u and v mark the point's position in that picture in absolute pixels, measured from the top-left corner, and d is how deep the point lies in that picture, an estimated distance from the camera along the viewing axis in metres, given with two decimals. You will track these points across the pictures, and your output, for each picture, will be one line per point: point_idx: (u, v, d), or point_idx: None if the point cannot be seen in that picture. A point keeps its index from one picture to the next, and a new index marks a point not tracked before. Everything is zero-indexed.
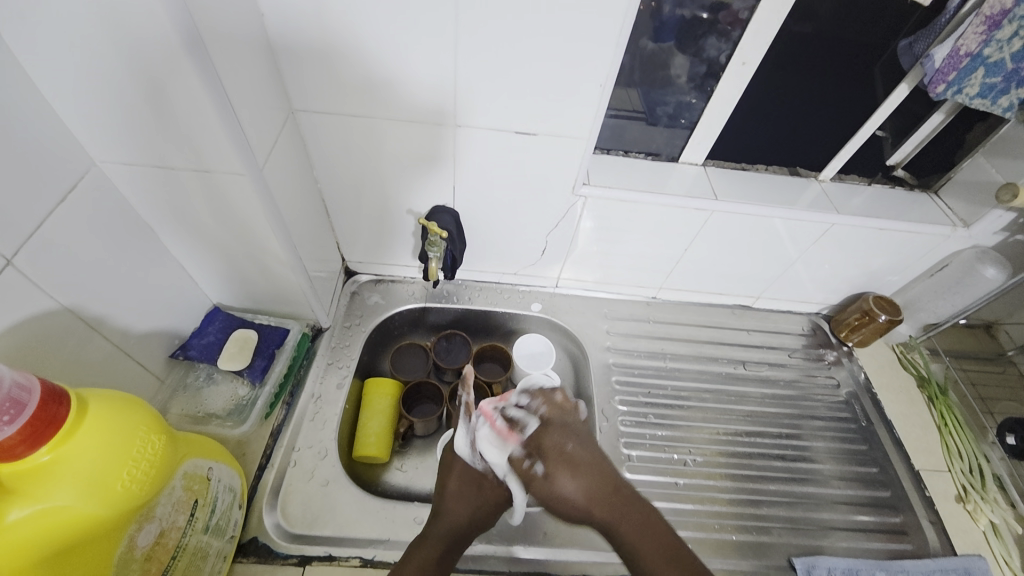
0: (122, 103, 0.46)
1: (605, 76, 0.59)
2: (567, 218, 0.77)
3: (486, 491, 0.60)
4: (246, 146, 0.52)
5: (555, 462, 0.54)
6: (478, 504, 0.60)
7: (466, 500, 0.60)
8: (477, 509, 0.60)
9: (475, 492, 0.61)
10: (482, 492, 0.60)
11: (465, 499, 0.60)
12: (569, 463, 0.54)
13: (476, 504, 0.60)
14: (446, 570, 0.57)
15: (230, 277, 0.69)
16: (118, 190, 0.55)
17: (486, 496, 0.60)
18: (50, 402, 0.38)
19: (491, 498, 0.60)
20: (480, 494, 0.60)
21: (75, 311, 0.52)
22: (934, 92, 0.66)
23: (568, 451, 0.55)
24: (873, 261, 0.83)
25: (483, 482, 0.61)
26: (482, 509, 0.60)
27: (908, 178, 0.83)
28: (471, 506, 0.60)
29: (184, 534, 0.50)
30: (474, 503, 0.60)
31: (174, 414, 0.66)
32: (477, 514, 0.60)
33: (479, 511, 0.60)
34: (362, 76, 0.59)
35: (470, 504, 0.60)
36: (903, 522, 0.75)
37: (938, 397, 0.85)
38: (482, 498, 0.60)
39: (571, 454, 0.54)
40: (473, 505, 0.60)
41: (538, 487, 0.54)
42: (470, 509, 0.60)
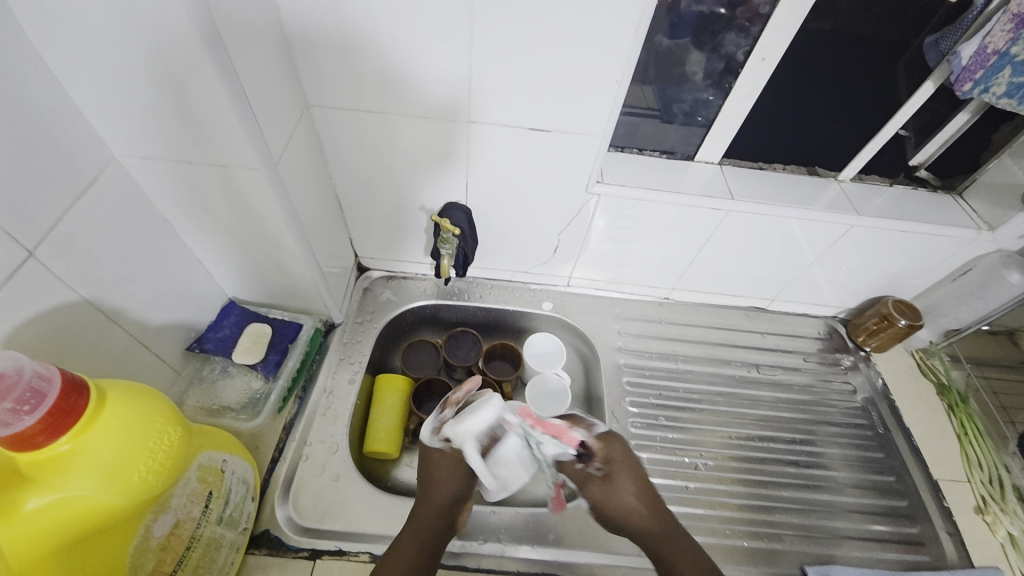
0: (142, 98, 0.47)
1: (621, 74, 0.58)
2: (580, 217, 0.77)
3: (456, 464, 0.62)
4: (262, 142, 0.52)
5: (619, 469, 0.63)
6: (455, 481, 0.61)
7: (442, 479, 0.61)
8: (454, 482, 0.61)
9: (448, 468, 0.62)
10: (454, 467, 0.62)
11: (441, 478, 0.62)
12: (629, 473, 0.64)
13: (453, 480, 0.61)
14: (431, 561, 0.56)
15: (245, 271, 0.69)
16: (136, 183, 0.55)
17: (460, 471, 0.62)
18: (70, 393, 0.39)
19: (462, 468, 0.62)
20: (452, 471, 0.62)
21: (94, 303, 0.53)
22: (960, 89, 0.64)
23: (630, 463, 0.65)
24: (893, 264, 0.81)
25: (451, 456, 0.62)
26: (461, 485, 0.61)
27: (930, 179, 0.81)
28: (448, 485, 0.61)
29: (198, 525, 0.50)
30: (450, 480, 0.61)
31: (190, 406, 0.67)
32: (457, 492, 0.61)
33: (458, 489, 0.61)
34: (377, 71, 0.59)
35: (447, 482, 0.61)
36: (919, 532, 0.73)
37: (958, 405, 0.84)
38: (455, 473, 0.62)
39: (634, 466, 0.64)
40: (450, 483, 0.61)
41: (595, 487, 0.63)
42: (448, 487, 0.61)
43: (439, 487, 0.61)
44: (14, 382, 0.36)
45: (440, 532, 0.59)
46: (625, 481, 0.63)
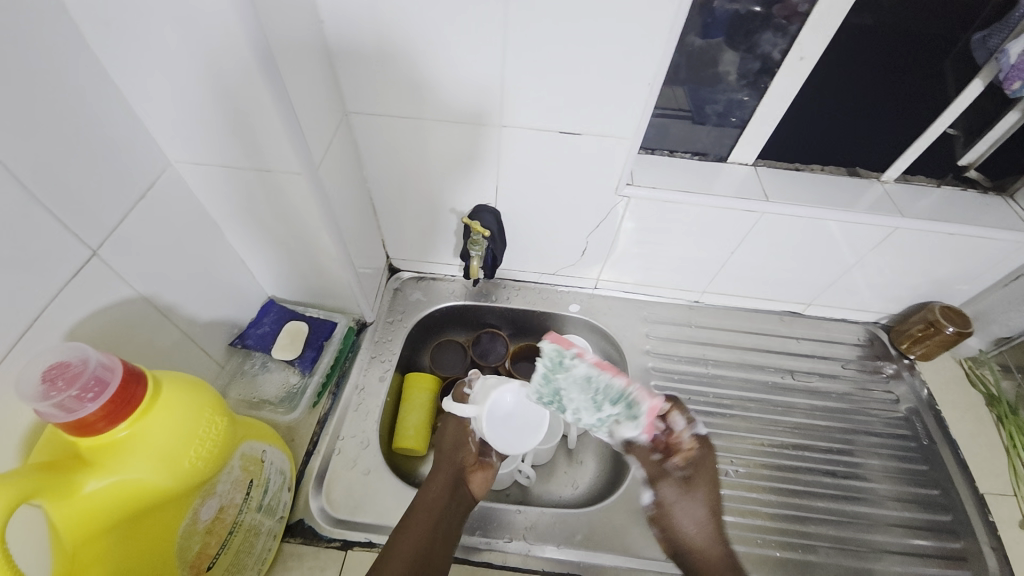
0: (196, 109, 0.50)
1: (653, 76, 0.58)
2: (609, 219, 0.77)
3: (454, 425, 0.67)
4: (305, 147, 0.55)
5: (699, 478, 0.63)
6: (457, 443, 0.66)
7: (446, 446, 0.66)
8: (455, 444, 0.66)
9: (450, 431, 0.67)
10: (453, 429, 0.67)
11: (445, 444, 0.66)
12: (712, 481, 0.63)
13: (456, 444, 0.66)
14: (444, 534, 0.58)
15: (285, 270, 0.72)
16: (188, 187, 0.59)
17: (458, 431, 0.66)
18: (129, 382, 0.42)
19: (461, 424, 0.67)
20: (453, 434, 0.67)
21: (150, 299, 0.56)
22: (1009, 88, 0.61)
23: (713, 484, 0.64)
24: (939, 268, 0.78)
25: (450, 421, 0.69)
26: (463, 446, 0.65)
27: (981, 180, 0.77)
28: (453, 450, 0.65)
29: (241, 511, 0.53)
30: (452, 445, 0.66)
31: (232, 399, 0.70)
32: (460, 456, 0.65)
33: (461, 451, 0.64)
34: (411, 76, 0.61)
35: (451, 449, 0.65)
36: (963, 547, 0.70)
37: (1008, 416, 0.79)
38: (457, 433, 0.66)
39: (714, 481, 0.63)
40: (453, 446, 0.66)
41: (669, 485, 0.62)
42: (451, 452, 0.65)
43: (444, 455, 0.65)
44: (80, 371, 0.39)
45: (451, 497, 0.61)
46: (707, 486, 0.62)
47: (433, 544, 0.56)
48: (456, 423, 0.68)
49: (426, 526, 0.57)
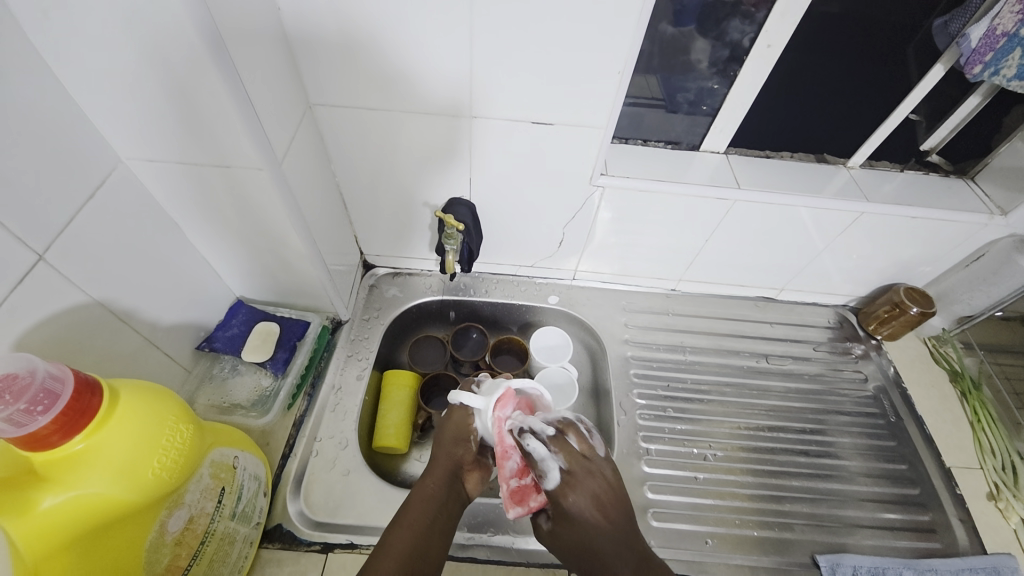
0: (146, 103, 0.47)
1: (623, 63, 0.58)
2: (584, 210, 0.76)
3: (458, 416, 0.61)
4: (265, 142, 0.52)
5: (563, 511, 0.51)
6: (459, 436, 0.60)
7: (444, 440, 0.61)
8: (457, 438, 0.60)
9: (452, 424, 0.62)
10: (457, 420, 0.61)
11: (445, 437, 0.61)
12: (585, 479, 0.51)
13: (456, 439, 0.60)
14: (440, 527, 0.53)
15: (253, 270, 0.70)
16: (143, 185, 0.56)
17: (462, 423, 0.61)
18: (83, 392, 0.40)
19: (466, 417, 0.61)
20: (455, 426, 0.61)
21: (105, 304, 0.53)
22: (970, 72, 0.63)
23: (588, 478, 0.51)
24: (903, 250, 0.80)
25: (454, 411, 0.63)
26: (466, 440, 0.60)
27: (942, 164, 0.79)
28: (452, 444, 0.60)
29: (213, 520, 0.51)
30: (451, 439, 0.60)
31: (201, 405, 0.68)
32: (460, 451, 0.60)
33: (461, 444, 0.59)
34: (378, 66, 0.59)
35: (449, 442, 0.60)
36: (931, 519, 0.73)
37: (972, 391, 0.82)
38: (461, 426, 0.61)
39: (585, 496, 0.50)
40: (454, 440, 0.60)
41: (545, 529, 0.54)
42: (450, 446, 0.60)
43: (440, 448, 0.60)
44: (28, 382, 0.37)
45: (447, 492, 0.56)
46: (568, 496, 0.50)
47: (429, 540, 0.52)
48: (463, 412, 0.61)
49: (421, 522, 0.52)
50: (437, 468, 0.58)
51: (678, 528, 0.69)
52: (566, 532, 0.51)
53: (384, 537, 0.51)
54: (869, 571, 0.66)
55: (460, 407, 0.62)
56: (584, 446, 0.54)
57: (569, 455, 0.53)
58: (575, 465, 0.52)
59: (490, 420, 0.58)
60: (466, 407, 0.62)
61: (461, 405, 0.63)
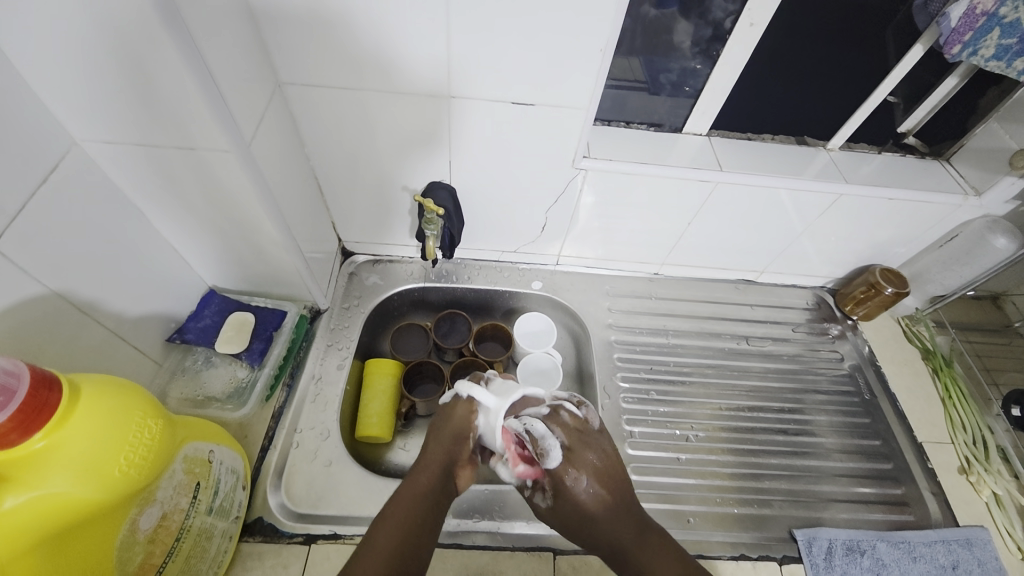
0: (102, 81, 0.44)
1: (606, 42, 0.56)
2: (567, 193, 0.75)
3: (461, 411, 0.55)
4: (232, 123, 0.50)
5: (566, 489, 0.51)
6: (458, 432, 0.54)
7: (443, 434, 0.55)
8: (457, 436, 0.54)
9: (452, 420, 0.55)
10: (459, 415, 0.55)
11: (443, 431, 0.55)
12: (586, 452, 0.53)
13: (455, 435, 0.54)
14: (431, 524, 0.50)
15: (225, 258, 0.67)
16: (102, 170, 0.53)
17: (465, 419, 0.54)
18: (41, 388, 0.37)
19: (468, 415, 0.54)
20: (456, 422, 0.55)
21: (64, 296, 0.51)
22: (948, 53, 0.63)
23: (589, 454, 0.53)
24: (880, 232, 0.81)
25: (455, 406, 0.55)
26: (466, 438, 0.54)
27: (918, 146, 0.80)
28: (450, 440, 0.54)
29: (188, 515, 0.49)
30: (452, 434, 0.54)
31: (173, 398, 0.66)
32: (458, 448, 0.54)
33: (460, 443, 0.54)
34: (352, 46, 0.57)
35: (446, 438, 0.54)
36: (904, 493, 0.75)
37: (943, 368, 0.85)
38: (462, 423, 0.55)
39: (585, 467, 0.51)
40: (453, 435, 0.54)
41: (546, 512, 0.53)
42: (449, 442, 0.54)
43: (435, 442, 0.55)
44: None
45: (439, 492, 0.51)
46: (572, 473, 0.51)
47: (416, 543, 0.48)
48: (466, 406, 0.55)
49: (408, 524, 0.48)
50: (431, 464, 0.53)
51: (662, 508, 0.70)
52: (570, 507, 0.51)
53: (367, 538, 0.47)
54: (844, 544, 0.68)
55: (462, 403, 0.56)
56: (576, 423, 0.55)
57: (567, 431, 0.54)
58: (573, 441, 0.54)
59: (500, 421, 0.51)
60: (470, 400, 0.55)
61: (463, 400, 0.56)
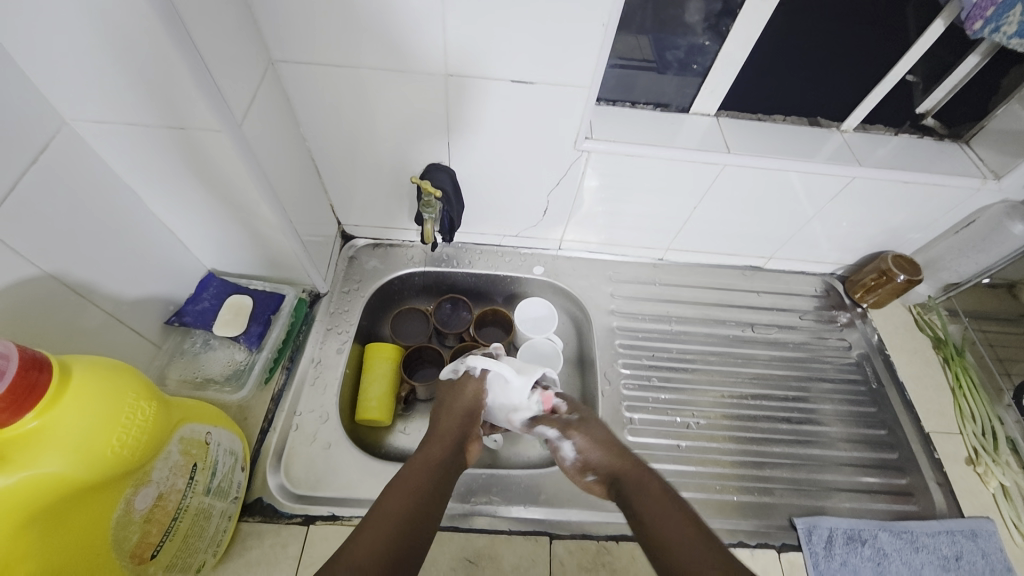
0: (88, 58, 0.43)
1: (608, 15, 0.54)
2: (570, 175, 0.73)
3: (471, 390, 0.63)
4: (221, 100, 0.49)
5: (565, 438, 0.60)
6: (469, 410, 0.62)
7: (454, 410, 0.62)
8: (466, 411, 0.62)
9: (464, 396, 0.63)
10: (470, 392, 0.63)
11: (455, 408, 0.62)
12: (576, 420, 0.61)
13: (466, 412, 0.62)
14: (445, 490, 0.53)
15: (223, 240, 0.67)
16: (93, 150, 0.52)
17: (474, 395, 0.63)
18: (30, 368, 0.38)
19: (477, 393, 0.63)
20: (467, 399, 0.63)
21: (59, 277, 0.51)
22: (970, 29, 0.60)
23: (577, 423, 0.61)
24: (894, 217, 0.78)
25: (467, 384, 0.64)
26: (475, 413, 0.62)
27: (937, 128, 0.77)
28: (461, 415, 0.61)
29: (185, 496, 0.50)
30: (461, 411, 0.62)
31: (173, 380, 0.66)
32: (467, 424, 0.61)
33: (470, 418, 0.61)
34: (347, 22, 0.55)
35: (457, 413, 0.62)
36: (909, 483, 0.74)
37: (954, 358, 0.83)
38: (473, 401, 0.63)
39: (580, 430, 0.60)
40: (464, 412, 0.62)
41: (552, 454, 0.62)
42: (459, 418, 0.61)
43: (447, 416, 0.61)
44: None
45: (451, 460, 0.56)
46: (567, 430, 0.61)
47: (431, 502, 0.51)
48: (475, 382, 0.64)
49: (424, 486, 0.52)
50: (443, 436, 0.58)
51: None
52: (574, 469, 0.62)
53: (383, 497, 0.50)
54: (844, 533, 0.67)
55: (473, 380, 0.64)
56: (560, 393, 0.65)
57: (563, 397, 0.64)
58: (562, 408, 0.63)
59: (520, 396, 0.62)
60: (480, 376, 0.64)
61: (473, 378, 0.64)
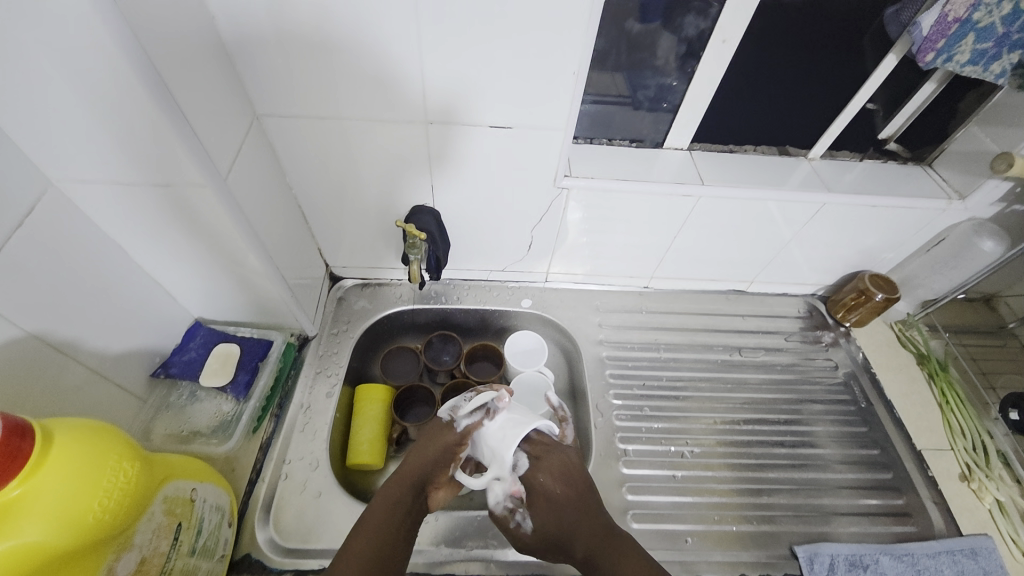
0: (74, 121, 0.44)
1: (578, 64, 0.57)
2: (552, 211, 0.75)
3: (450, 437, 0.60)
4: (206, 156, 0.50)
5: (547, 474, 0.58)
6: (439, 457, 0.59)
7: (426, 451, 0.60)
8: (438, 461, 0.59)
9: (435, 443, 0.60)
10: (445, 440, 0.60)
11: (426, 451, 0.60)
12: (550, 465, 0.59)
13: (435, 460, 0.59)
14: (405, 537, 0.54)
15: (210, 289, 0.67)
16: (80, 210, 0.53)
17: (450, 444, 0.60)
18: (12, 436, 0.37)
19: (453, 442, 0.60)
20: (443, 445, 0.60)
21: (42, 337, 0.51)
22: (923, 60, 0.64)
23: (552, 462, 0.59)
24: (867, 238, 0.81)
25: (450, 428, 0.61)
26: (446, 461, 0.59)
27: (899, 151, 0.81)
28: (430, 459, 0.59)
29: (169, 558, 0.48)
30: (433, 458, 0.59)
31: (158, 435, 0.64)
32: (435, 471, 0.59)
33: (438, 467, 0.59)
34: (331, 71, 0.57)
35: (427, 456, 0.59)
36: (906, 503, 0.74)
37: (938, 373, 0.84)
38: (448, 448, 0.60)
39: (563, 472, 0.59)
40: (435, 457, 0.59)
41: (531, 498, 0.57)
42: (428, 463, 0.59)
43: (418, 458, 0.59)
44: None
45: (413, 507, 0.56)
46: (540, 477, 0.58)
47: (391, 550, 0.52)
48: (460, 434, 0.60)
49: (384, 533, 0.52)
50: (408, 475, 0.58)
51: (660, 528, 0.69)
52: (546, 519, 0.56)
53: (346, 546, 0.50)
54: (846, 559, 0.67)
55: (460, 427, 0.61)
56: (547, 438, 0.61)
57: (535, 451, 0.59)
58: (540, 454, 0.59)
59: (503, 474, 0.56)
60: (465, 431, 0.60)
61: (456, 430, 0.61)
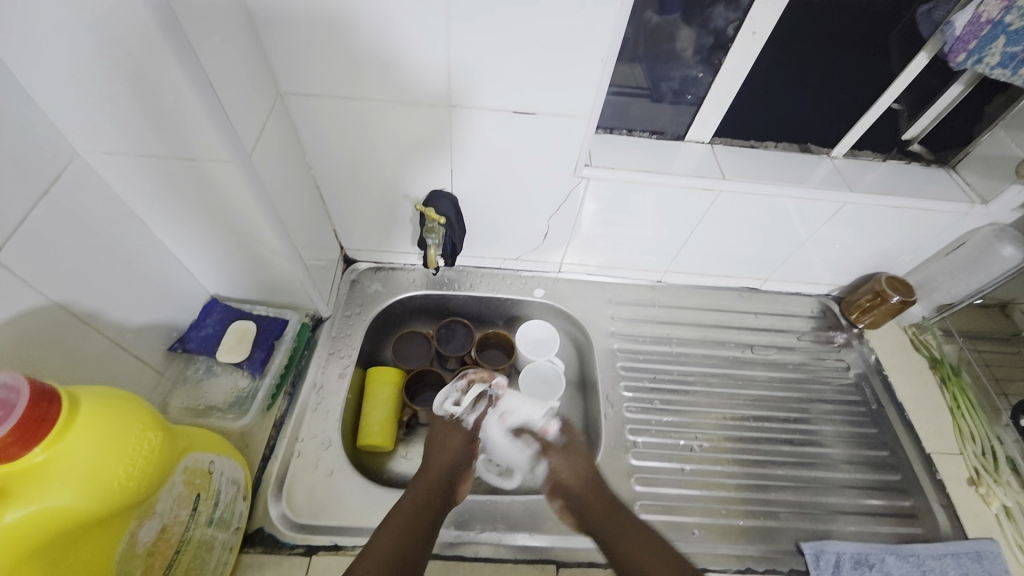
0: (101, 92, 0.44)
1: (606, 50, 0.56)
2: (570, 202, 0.75)
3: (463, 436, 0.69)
4: (233, 134, 0.50)
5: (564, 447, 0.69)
6: (457, 454, 0.66)
7: (445, 450, 0.66)
8: (455, 454, 0.66)
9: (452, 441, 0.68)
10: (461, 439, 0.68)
11: (445, 449, 0.66)
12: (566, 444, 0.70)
13: (453, 453, 0.66)
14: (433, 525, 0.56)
15: (228, 266, 0.67)
16: (103, 180, 0.53)
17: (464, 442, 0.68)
18: (40, 401, 0.37)
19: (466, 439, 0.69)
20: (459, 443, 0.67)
21: (66, 306, 0.51)
22: (954, 61, 0.63)
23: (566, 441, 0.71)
24: (886, 239, 0.80)
25: (458, 426, 0.70)
26: (463, 458, 0.66)
27: (924, 154, 0.79)
28: (450, 455, 0.65)
29: (188, 528, 0.50)
30: (451, 453, 0.66)
31: (175, 408, 0.65)
32: (455, 464, 0.64)
33: (457, 461, 0.65)
34: (356, 53, 0.57)
35: (447, 453, 0.66)
36: (913, 505, 0.74)
37: (951, 378, 0.84)
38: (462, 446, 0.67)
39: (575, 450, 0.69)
40: (452, 454, 0.66)
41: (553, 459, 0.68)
42: (447, 458, 0.65)
43: (439, 456, 0.65)
44: None
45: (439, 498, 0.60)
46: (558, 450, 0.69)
47: (420, 535, 0.54)
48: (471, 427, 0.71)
49: (414, 520, 0.55)
50: (429, 474, 0.62)
51: (665, 520, 0.69)
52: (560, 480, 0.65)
53: (375, 535, 0.53)
54: (852, 557, 0.67)
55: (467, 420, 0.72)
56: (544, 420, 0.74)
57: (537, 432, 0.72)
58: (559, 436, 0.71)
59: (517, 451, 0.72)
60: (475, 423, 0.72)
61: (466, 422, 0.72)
